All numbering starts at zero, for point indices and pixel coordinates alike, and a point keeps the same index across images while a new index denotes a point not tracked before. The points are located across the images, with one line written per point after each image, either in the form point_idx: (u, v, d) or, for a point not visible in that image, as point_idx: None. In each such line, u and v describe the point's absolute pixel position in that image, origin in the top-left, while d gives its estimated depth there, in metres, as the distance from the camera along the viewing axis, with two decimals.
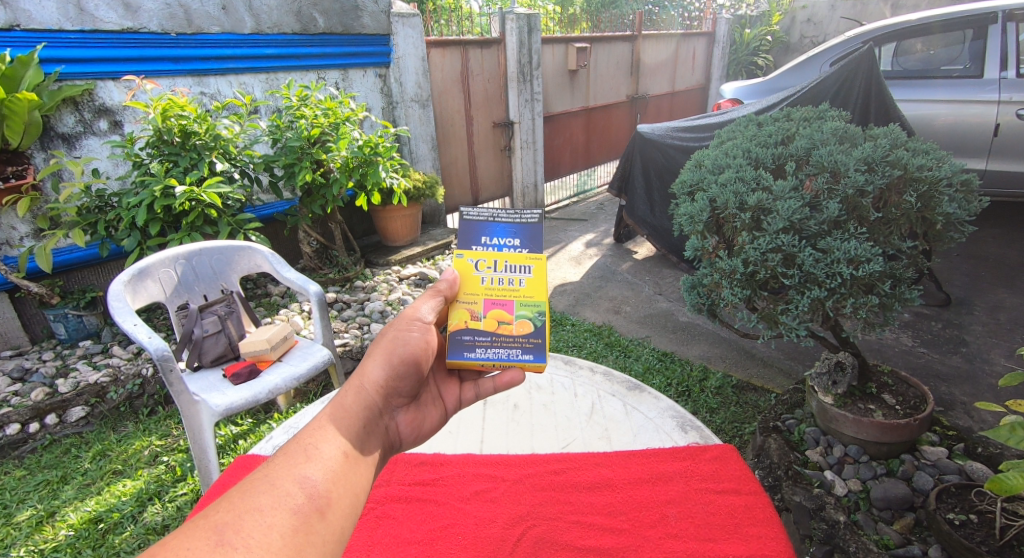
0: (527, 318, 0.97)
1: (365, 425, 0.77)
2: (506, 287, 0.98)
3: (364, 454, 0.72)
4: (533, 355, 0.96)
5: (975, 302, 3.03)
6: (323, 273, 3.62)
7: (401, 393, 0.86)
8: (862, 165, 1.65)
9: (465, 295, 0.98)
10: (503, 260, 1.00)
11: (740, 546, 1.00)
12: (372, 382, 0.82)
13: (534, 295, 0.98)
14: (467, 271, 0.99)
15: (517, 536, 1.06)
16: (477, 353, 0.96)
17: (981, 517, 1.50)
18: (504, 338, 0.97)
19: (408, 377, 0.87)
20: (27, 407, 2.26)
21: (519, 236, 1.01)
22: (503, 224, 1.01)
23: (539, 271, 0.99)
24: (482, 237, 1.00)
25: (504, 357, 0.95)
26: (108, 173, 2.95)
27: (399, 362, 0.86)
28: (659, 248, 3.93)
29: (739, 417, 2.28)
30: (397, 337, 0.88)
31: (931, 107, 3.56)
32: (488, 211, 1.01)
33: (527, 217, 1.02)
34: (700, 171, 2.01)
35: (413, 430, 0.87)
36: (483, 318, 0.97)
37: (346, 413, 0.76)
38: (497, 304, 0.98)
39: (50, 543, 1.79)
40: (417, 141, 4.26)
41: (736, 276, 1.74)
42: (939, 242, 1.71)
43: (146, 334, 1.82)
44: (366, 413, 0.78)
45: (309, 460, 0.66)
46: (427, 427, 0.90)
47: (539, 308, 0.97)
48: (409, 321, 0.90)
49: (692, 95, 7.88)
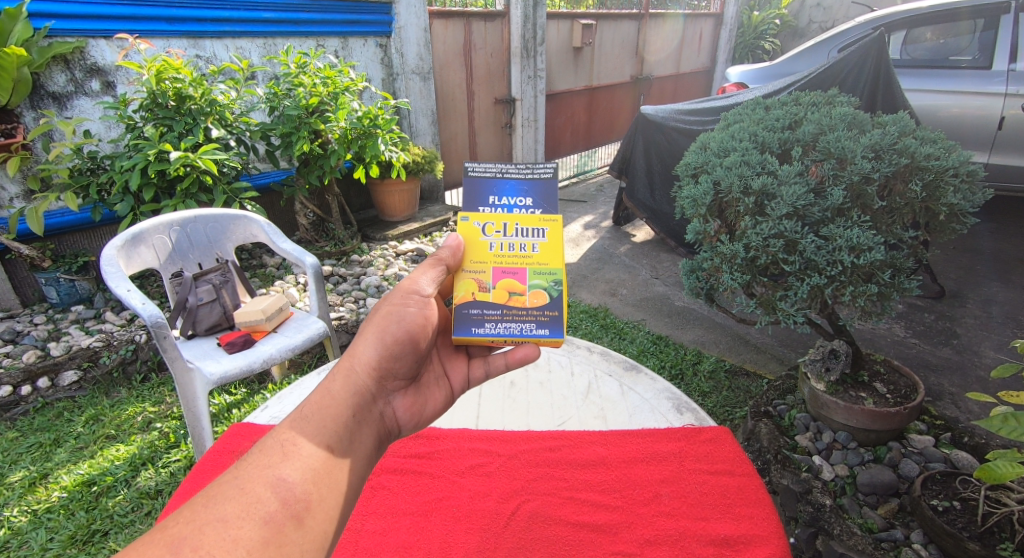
0: (541, 288, 0.96)
1: (354, 412, 0.75)
2: (517, 254, 0.97)
3: (350, 446, 0.71)
4: (548, 330, 0.94)
5: (968, 296, 3.05)
6: (319, 245, 3.59)
7: (398, 375, 0.84)
8: (869, 152, 1.63)
9: (470, 263, 0.97)
10: (513, 222, 0.98)
11: (732, 526, 1.01)
12: (364, 364, 0.80)
13: (547, 262, 0.97)
14: (474, 236, 0.97)
15: (511, 510, 1.07)
16: (485, 328, 0.94)
17: (964, 504, 1.53)
18: (514, 311, 0.95)
19: (404, 358, 0.85)
20: (18, 369, 2.25)
21: (530, 194, 0.99)
22: (513, 181, 0.99)
23: (552, 235, 0.98)
24: (491, 196, 0.99)
25: (516, 332, 0.94)
26: (100, 135, 2.89)
27: (393, 342, 0.83)
28: (658, 232, 3.91)
29: (731, 401, 2.30)
30: (391, 314, 0.86)
31: (938, 97, 3.52)
32: (495, 167, 1.00)
33: (540, 172, 0.99)
34: (705, 153, 1.98)
35: (411, 413, 0.86)
36: (492, 289, 0.96)
37: (333, 399, 0.75)
38: (507, 272, 0.96)
39: (43, 504, 1.80)
40: (417, 115, 4.18)
41: (737, 261, 1.73)
42: (941, 233, 1.70)
43: (139, 300, 1.79)
44: (355, 399, 0.77)
45: (286, 459, 0.65)
46: (428, 410, 0.88)
47: (553, 277, 0.96)
48: (406, 295, 0.88)
49: (697, 78, 7.77)
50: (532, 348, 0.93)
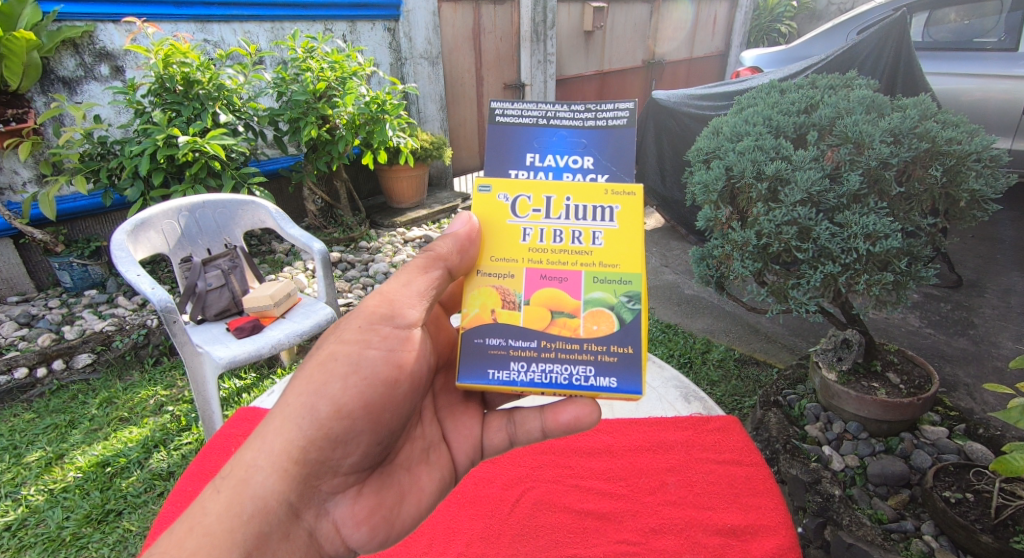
0: (605, 307, 0.83)
1: (248, 550, 0.62)
2: (569, 247, 0.85)
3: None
4: (604, 378, 0.81)
5: (986, 285, 2.98)
6: (328, 231, 3.60)
7: (339, 469, 0.71)
8: (888, 136, 1.57)
9: (488, 263, 0.85)
10: (563, 197, 0.85)
11: (739, 515, 1.00)
12: (273, 467, 0.65)
13: (615, 264, 0.84)
14: (501, 218, 0.86)
15: (515, 497, 1.07)
16: (512, 373, 0.81)
17: (977, 496, 1.50)
18: (555, 344, 0.83)
19: (347, 445, 0.70)
20: (34, 351, 2.30)
21: (589, 149, 0.89)
22: (564, 130, 0.90)
23: (623, 220, 0.85)
24: (534, 151, 0.90)
25: (564, 383, 0.81)
26: (111, 121, 2.89)
27: (326, 424, 0.68)
28: (669, 219, 3.87)
29: (740, 390, 2.28)
30: (327, 372, 0.70)
31: (961, 81, 3.41)
32: (542, 111, 0.91)
33: (608, 118, 0.90)
34: (717, 138, 1.94)
35: (363, 522, 0.73)
36: (523, 304, 0.84)
37: (209, 537, 0.60)
38: (548, 278, 0.84)
39: (59, 483, 1.84)
40: (425, 101, 4.14)
41: (748, 249, 1.70)
42: (960, 221, 1.66)
43: (149, 285, 1.81)
44: (256, 526, 0.63)
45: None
46: (390, 511, 0.76)
47: (621, 290, 0.83)
48: (359, 341, 0.73)
49: (711, 62, 7.63)
50: (590, 410, 0.81)
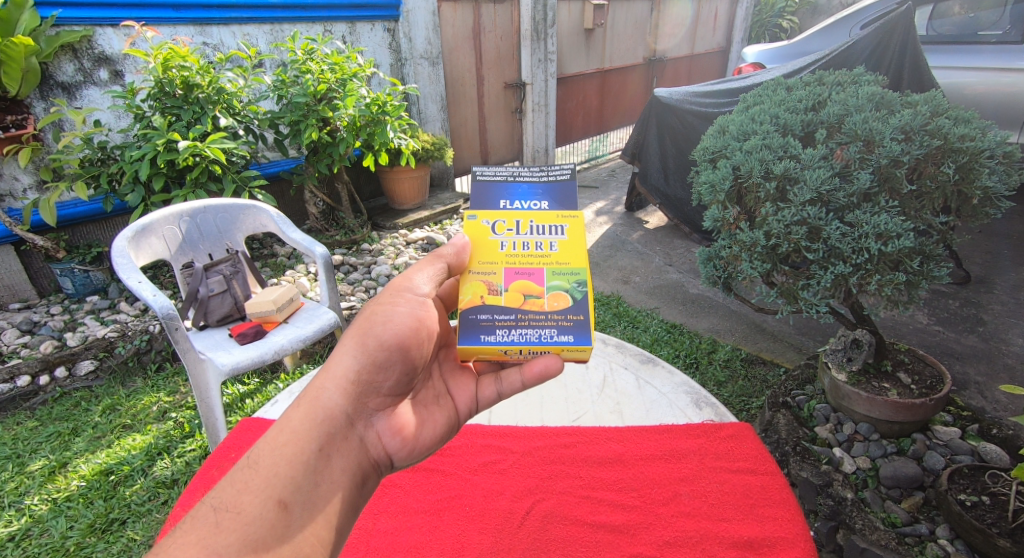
0: (562, 290, 0.90)
1: (322, 444, 0.72)
2: (532, 253, 0.93)
3: (312, 490, 0.68)
4: (571, 336, 0.86)
5: (994, 281, 2.95)
6: (330, 234, 3.58)
7: (381, 390, 0.80)
8: (898, 134, 1.54)
9: (478, 265, 0.92)
10: (528, 220, 0.95)
11: (756, 527, 0.98)
12: (338, 383, 0.76)
13: (566, 261, 0.92)
14: (484, 236, 0.94)
15: (525, 510, 1.04)
16: (496, 336, 0.86)
17: (993, 499, 1.48)
18: (530, 316, 0.88)
19: (388, 369, 0.80)
20: (36, 359, 2.28)
21: (545, 197, 0.97)
22: (526, 183, 0.98)
23: (572, 232, 0.95)
24: (503, 200, 0.97)
25: (535, 340, 0.85)
26: (110, 125, 2.88)
27: (376, 348, 0.79)
28: (672, 218, 3.84)
29: (747, 391, 2.26)
30: (377, 315, 0.82)
31: (966, 75, 3.37)
32: (506, 170, 0.98)
33: (556, 174, 0.98)
34: (723, 137, 1.91)
35: (399, 434, 0.80)
36: (503, 292, 0.90)
37: (294, 433, 0.71)
38: (521, 274, 0.91)
39: (63, 492, 1.83)
40: (426, 101, 4.13)
41: (757, 249, 1.68)
42: (973, 218, 1.61)
43: (151, 292, 1.80)
44: (325, 428, 0.73)
45: (218, 532, 0.62)
46: (417, 429, 0.83)
47: (576, 278, 0.91)
48: (393, 297, 0.85)
49: (713, 58, 7.60)
50: (552, 359, 0.84)
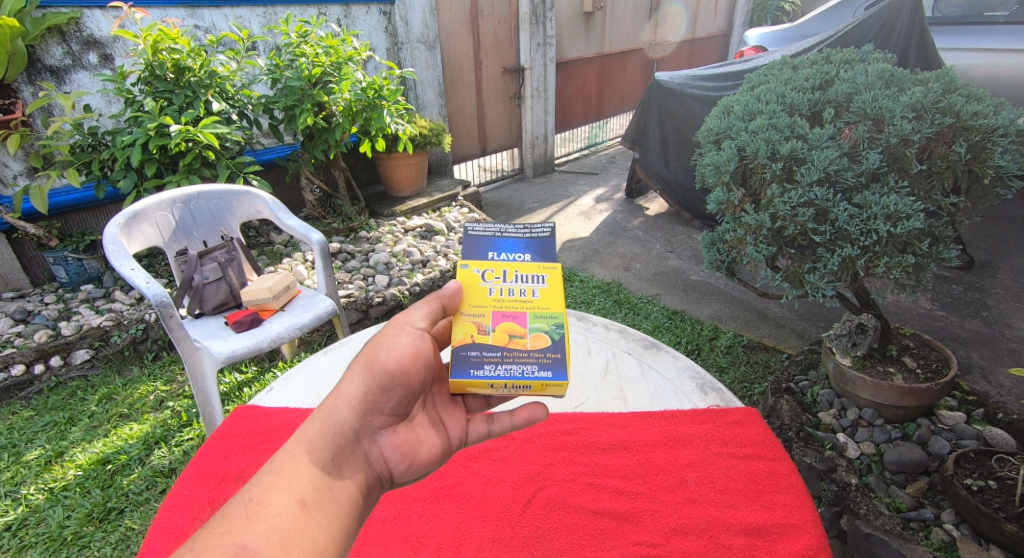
0: (543, 331, 0.86)
1: (334, 454, 0.70)
2: (516, 299, 0.89)
3: (327, 494, 0.67)
4: (551, 371, 0.81)
5: (999, 266, 2.92)
6: (327, 222, 3.53)
7: (385, 409, 0.77)
8: (910, 112, 1.49)
9: (468, 307, 0.88)
10: (513, 269, 0.92)
11: (764, 514, 0.96)
12: (348, 401, 0.74)
13: (548, 306, 0.88)
14: (473, 282, 0.90)
15: (527, 497, 1.02)
16: (484, 370, 0.81)
17: (1000, 483, 1.46)
18: (515, 353, 0.83)
19: (393, 390, 0.77)
20: (30, 348, 2.24)
21: (529, 251, 0.95)
22: (512, 239, 0.96)
23: (552, 282, 0.91)
24: (489, 252, 0.94)
25: (518, 375, 0.80)
26: (101, 110, 2.82)
27: (381, 370, 0.77)
28: (673, 204, 3.80)
29: (750, 377, 2.25)
30: (382, 343, 0.80)
31: (972, 57, 3.28)
32: (495, 226, 0.96)
33: (538, 231, 0.96)
34: (728, 118, 1.86)
35: (403, 451, 0.77)
36: (491, 331, 0.85)
37: (307, 444, 0.69)
38: (507, 316, 0.87)
39: (59, 482, 1.81)
40: (423, 86, 4.06)
41: (763, 232, 1.66)
42: (983, 199, 1.57)
43: (143, 279, 1.76)
44: (337, 440, 0.71)
45: (249, 522, 0.61)
46: (421, 448, 0.79)
47: (555, 320, 0.87)
48: (397, 329, 0.83)
49: (714, 42, 7.49)
50: (540, 407, 0.85)
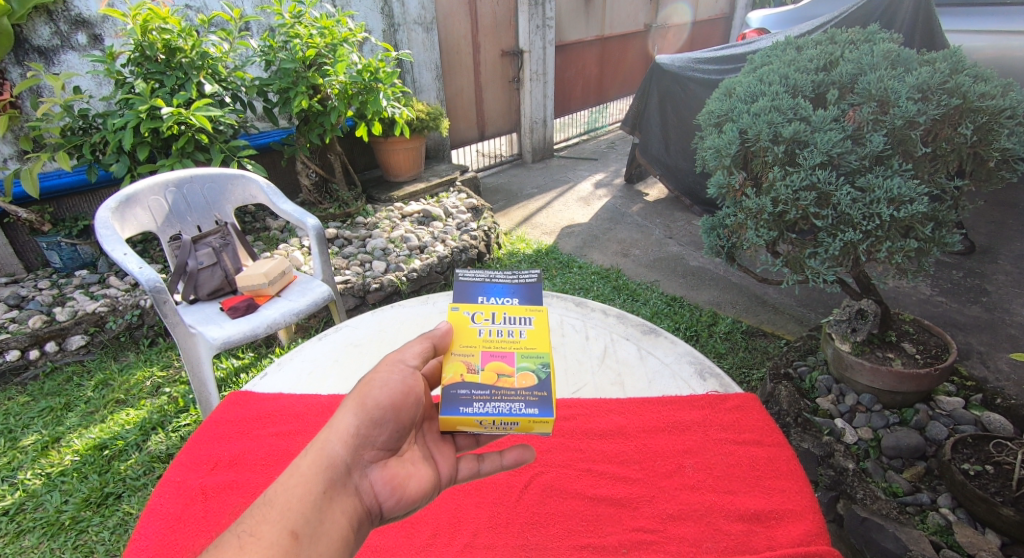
0: (530, 370, 0.82)
1: (325, 488, 0.67)
2: (505, 339, 0.87)
3: (317, 527, 0.64)
4: (538, 408, 0.76)
5: (999, 251, 2.90)
6: (323, 208, 3.49)
7: (377, 443, 0.74)
8: (915, 93, 1.46)
9: (458, 347, 0.86)
10: (501, 311, 0.92)
11: (762, 500, 0.95)
12: (340, 435, 0.71)
13: (536, 346, 0.86)
14: (463, 323, 0.89)
15: (524, 483, 1.01)
16: (473, 408, 0.76)
17: (997, 468, 1.46)
18: (504, 392, 0.79)
19: (386, 424, 0.74)
20: (25, 333, 2.22)
21: (517, 296, 0.95)
22: (500, 284, 0.97)
23: (540, 323, 0.91)
24: (478, 295, 0.94)
25: (506, 411, 0.76)
26: (91, 92, 2.78)
27: (374, 406, 0.74)
28: (673, 189, 3.77)
29: (748, 362, 2.24)
30: (376, 378, 0.77)
31: (977, 38, 3.22)
32: (484, 273, 0.98)
33: (525, 278, 0.98)
34: (730, 100, 1.83)
35: (395, 486, 0.73)
36: (479, 370, 0.82)
37: (298, 478, 0.67)
38: (496, 355, 0.85)
39: (56, 467, 1.81)
40: (420, 69, 3.99)
41: (764, 216, 1.64)
42: (988, 182, 1.55)
43: (136, 264, 1.74)
44: (328, 473, 0.68)
45: (244, 553, 0.60)
46: (414, 483, 0.75)
47: (542, 360, 0.84)
48: (390, 364, 0.79)
49: (716, 25, 7.37)
50: (528, 448, 0.83)
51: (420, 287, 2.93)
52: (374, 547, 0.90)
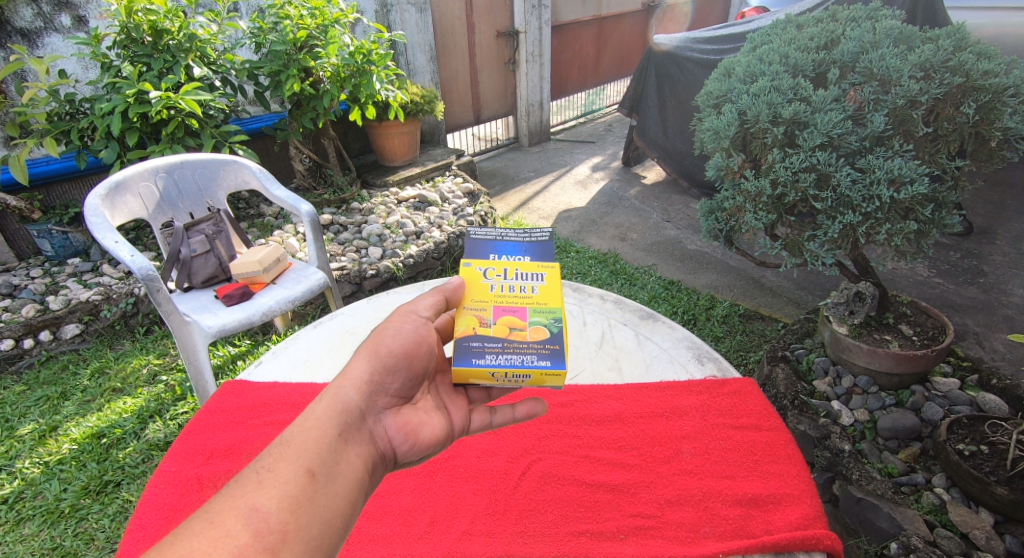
0: (542, 325, 0.81)
1: (341, 430, 0.65)
2: (517, 294, 0.86)
3: (334, 467, 0.62)
4: (550, 361, 0.76)
5: (996, 232, 2.89)
6: (318, 193, 3.45)
7: (390, 390, 0.73)
8: (917, 72, 1.43)
9: (471, 302, 0.85)
10: (513, 268, 0.91)
11: (760, 484, 0.95)
12: (354, 381, 0.70)
13: (548, 301, 0.85)
14: (475, 279, 0.89)
15: (521, 471, 1.01)
16: (486, 359, 0.76)
17: (992, 448, 1.47)
18: (516, 344, 0.78)
19: (399, 372, 0.74)
20: (18, 323, 2.21)
21: (528, 254, 0.94)
22: (512, 242, 0.95)
23: (552, 280, 0.89)
24: (489, 254, 0.93)
25: (518, 363, 0.75)
26: (77, 76, 2.72)
27: (387, 353, 0.73)
28: (670, 172, 3.74)
29: (745, 345, 2.24)
30: (387, 328, 0.77)
31: (979, 15, 3.17)
32: (495, 231, 0.97)
33: (537, 236, 0.97)
34: (729, 80, 1.80)
35: (408, 432, 0.72)
36: (491, 324, 0.81)
37: (313, 419, 0.65)
38: (508, 309, 0.84)
39: (54, 456, 1.81)
40: (413, 51, 3.92)
41: (763, 199, 1.62)
42: (989, 162, 1.53)
43: (128, 252, 1.71)
44: (344, 416, 0.67)
45: (260, 488, 0.57)
46: (427, 429, 0.74)
47: (554, 314, 0.83)
48: (402, 316, 0.79)
49: (714, 3, 7.24)
50: (540, 401, 0.83)
51: (417, 273, 2.91)
52: (371, 535, 0.90)
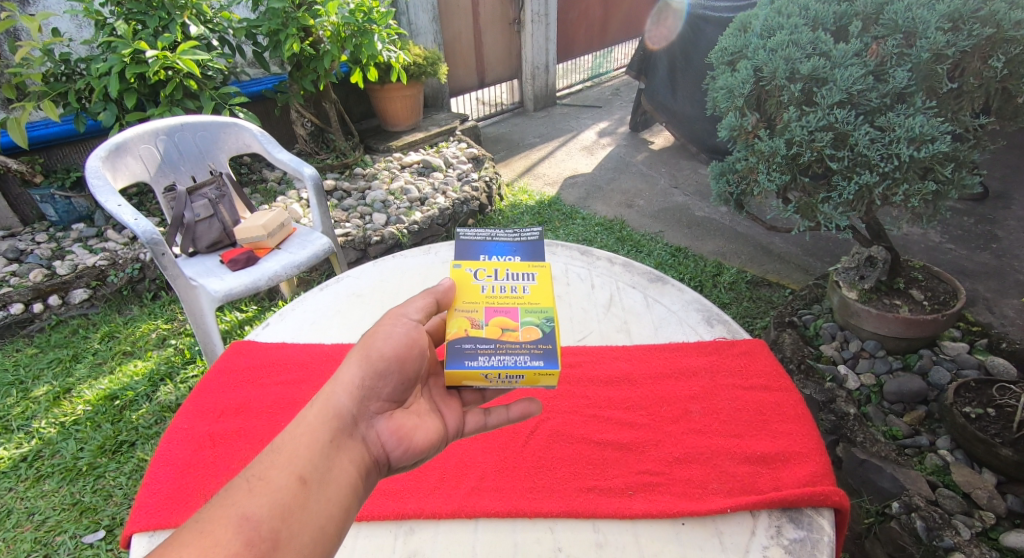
0: (535, 325, 0.80)
1: (332, 436, 0.63)
2: (508, 295, 0.85)
3: (326, 473, 0.60)
4: (543, 361, 0.74)
5: (1012, 197, 2.83)
6: (320, 158, 3.41)
7: (383, 394, 0.70)
8: (945, 22, 1.35)
9: (461, 304, 0.83)
10: (504, 269, 0.90)
11: (768, 442, 0.96)
12: (346, 386, 0.68)
13: (539, 302, 0.84)
14: (466, 280, 0.87)
15: (530, 429, 1.02)
16: (478, 361, 0.74)
17: (998, 411, 1.47)
18: (508, 345, 0.76)
19: (392, 375, 0.71)
20: (27, 287, 2.22)
21: (518, 254, 0.93)
22: (502, 243, 0.95)
23: (543, 280, 0.89)
24: (480, 255, 0.93)
25: (511, 364, 0.73)
26: (71, 35, 2.65)
27: (379, 357, 0.70)
28: (679, 137, 3.65)
29: (752, 312, 2.23)
30: (379, 331, 0.74)
31: None
32: (485, 232, 0.96)
33: (526, 236, 0.96)
34: (745, 36, 1.73)
35: (403, 436, 0.69)
36: (483, 325, 0.79)
37: (303, 425, 0.63)
38: (500, 310, 0.82)
39: (70, 416, 1.85)
40: (415, 10, 3.79)
41: (776, 159, 1.59)
42: (1014, 120, 1.47)
43: (131, 215, 1.70)
44: (336, 420, 0.65)
45: (250, 495, 0.55)
46: (421, 433, 0.71)
47: (546, 314, 0.82)
48: (393, 318, 0.76)
49: None
50: (533, 400, 0.81)
51: (422, 239, 2.89)
52: (383, 490, 0.92)
